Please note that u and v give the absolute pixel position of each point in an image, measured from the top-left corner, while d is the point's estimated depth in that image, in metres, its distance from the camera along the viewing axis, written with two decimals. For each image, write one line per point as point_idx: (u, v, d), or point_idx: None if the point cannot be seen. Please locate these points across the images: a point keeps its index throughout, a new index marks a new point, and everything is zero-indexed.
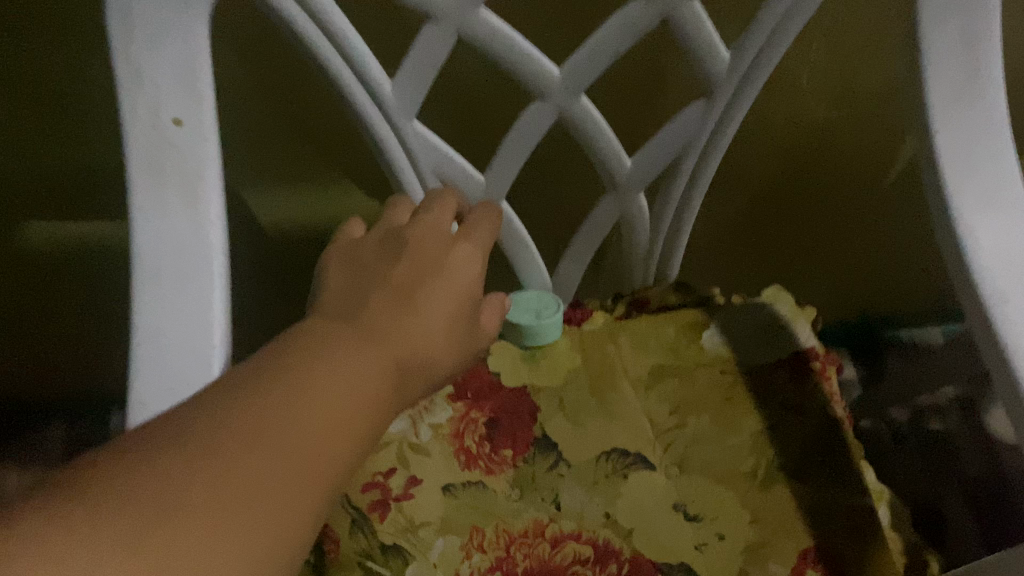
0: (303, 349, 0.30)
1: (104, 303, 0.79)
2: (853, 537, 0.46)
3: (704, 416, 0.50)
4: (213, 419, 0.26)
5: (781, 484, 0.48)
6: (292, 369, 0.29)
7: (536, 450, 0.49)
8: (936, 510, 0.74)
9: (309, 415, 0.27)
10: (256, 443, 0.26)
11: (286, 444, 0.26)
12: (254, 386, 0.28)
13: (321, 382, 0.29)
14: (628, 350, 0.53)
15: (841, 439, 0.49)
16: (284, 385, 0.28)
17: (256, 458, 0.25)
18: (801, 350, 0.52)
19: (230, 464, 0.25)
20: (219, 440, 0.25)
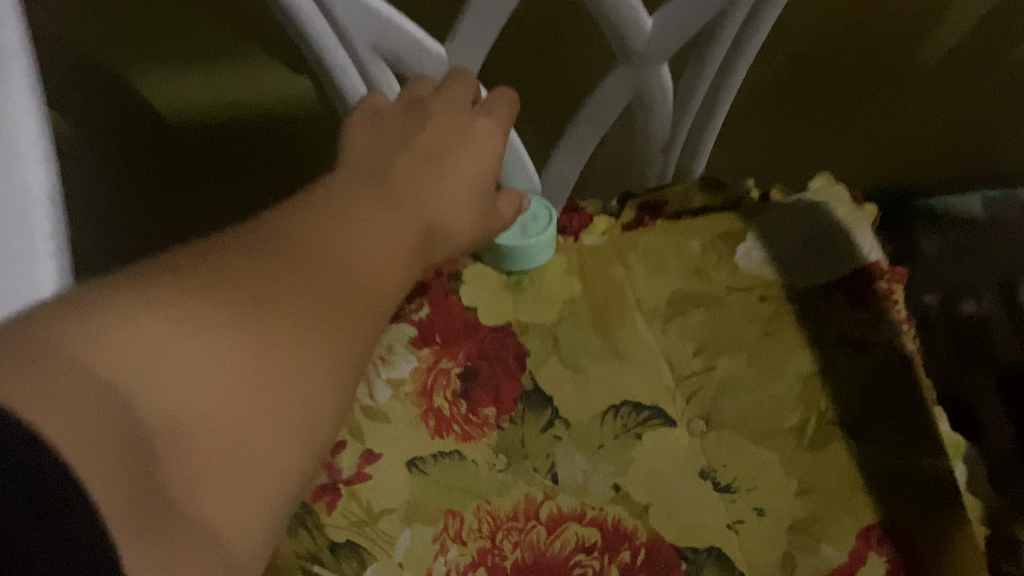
0: (330, 206, 0.29)
1: None
2: (927, 510, 0.37)
3: (738, 356, 0.39)
4: (263, 247, 0.27)
5: (836, 443, 0.38)
6: (329, 222, 0.28)
7: (526, 407, 0.39)
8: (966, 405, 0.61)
9: (355, 247, 0.28)
10: (295, 288, 0.26)
11: (308, 309, 0.26)
12: (291, 228, 0.28)
13: (361, 229, 0.29)
14: (640, 272, 0.41)
15: (913, 382, 0.39)
16: (325, 225, 0.28)
17: (291, 315, 0.25)
18: (864, 266, 0.40)
19: (272, 316, 0.25)
20: (247, 288, 0.25)
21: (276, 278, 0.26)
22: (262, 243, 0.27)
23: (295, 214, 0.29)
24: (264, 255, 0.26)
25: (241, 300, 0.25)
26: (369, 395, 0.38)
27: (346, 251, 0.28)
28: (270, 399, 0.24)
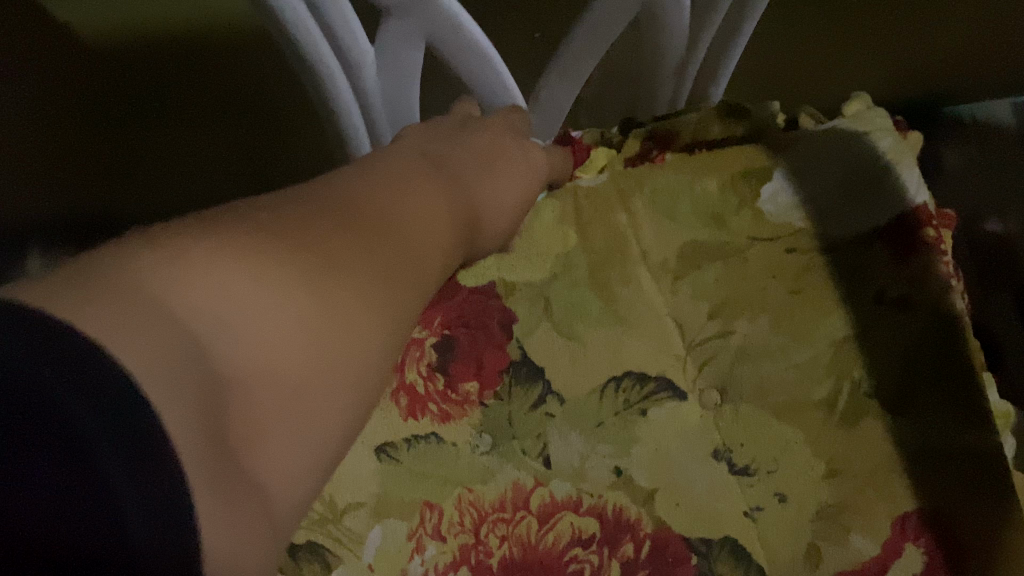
0: (397, 181, 0.26)
1: None
2: (971, 494, 0.32)
3: (760, 318, 0.34)
4: (343, 205, 0.24)
5: (871, 418, 0.33)
6: (393, 179, 0.26)
7: (513, 381, 0.33)
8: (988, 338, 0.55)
9: (415, 224, 0.25)
10: (374, 238, 0.23)
11: (392, 255, 0.23)
12: (362, 184, 0.25)
13: (422, 203, 0.26)
14: (645, 218, 0.35)
15: (960, 344, 0.33)
16: (387, 198, 0.25)
17: (370, 253, 0.23)
18: (907, 208, 0.34)
19: (349, 263, 0.22)
20: (344, 227, 0.23)
21: (357, 227, 0.23)
22: (337, 208, 0.23)
23: (376, 181, 0.26)
24: (346, 210, 0.23)
25: (323, 235, 0.22)
26: None
27: (408, 222, 0.25)
28: (344, 336, 0.21)
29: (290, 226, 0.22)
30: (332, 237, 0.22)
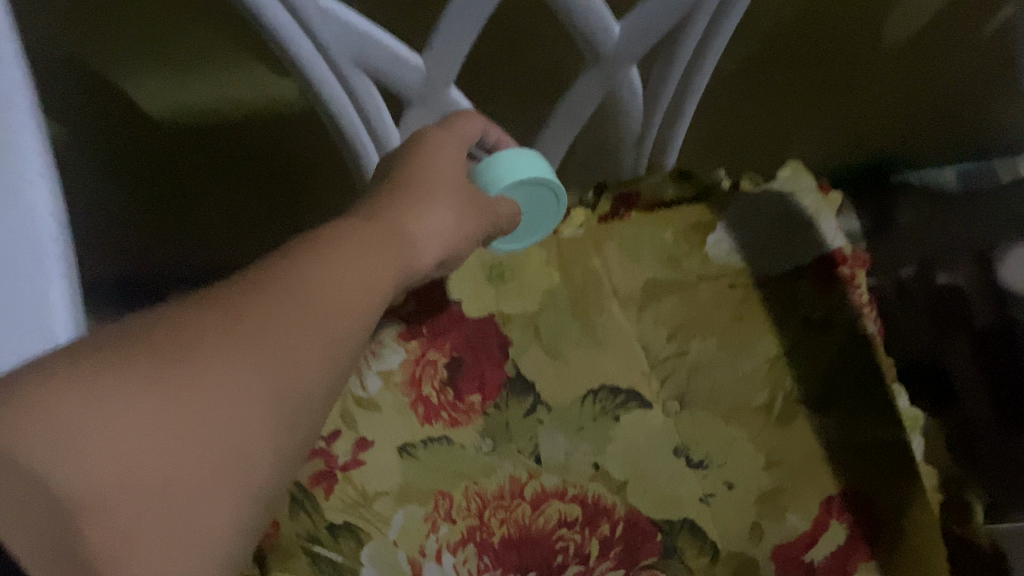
0: (336, 240, 0.27)
1: None
2: (884, 479, 0.39)
3: (709, 339, 0.42)
4: (264, 288, 0.24)
5: (802, 418, 0.40)
6: (335, 246, 0.26)
7: (510, 393, 0.41)
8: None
9: (338, 305, 0.25)
10: (291, 320, 0.23)
11: (308, 338, 0.23)
12: (292, 263, 0.25)
13: (346, 292, 0.25)
14: (616, 260, 0.43)
15: (873, 360, 0.41)
16: (314, 270, 0.25)
17: (280, 337, 0.23)
18: (827, 252, 0.43)
19: (258, 347, 0.22)
20: (253, 318, 0.23)
21: (274, 318, 0.23)
22: (269, 274, 0.24)
23: (309, 249, 0.26)
24: (267, 293, 0.24)
25: (239, 332, 0.22)
26: (361, 386, 0.40)
27: (323, 280, 0.25)
28: (237, 430, 0.21)
29: (216, 315, 0.23)
30: (234, 331, 0.22)
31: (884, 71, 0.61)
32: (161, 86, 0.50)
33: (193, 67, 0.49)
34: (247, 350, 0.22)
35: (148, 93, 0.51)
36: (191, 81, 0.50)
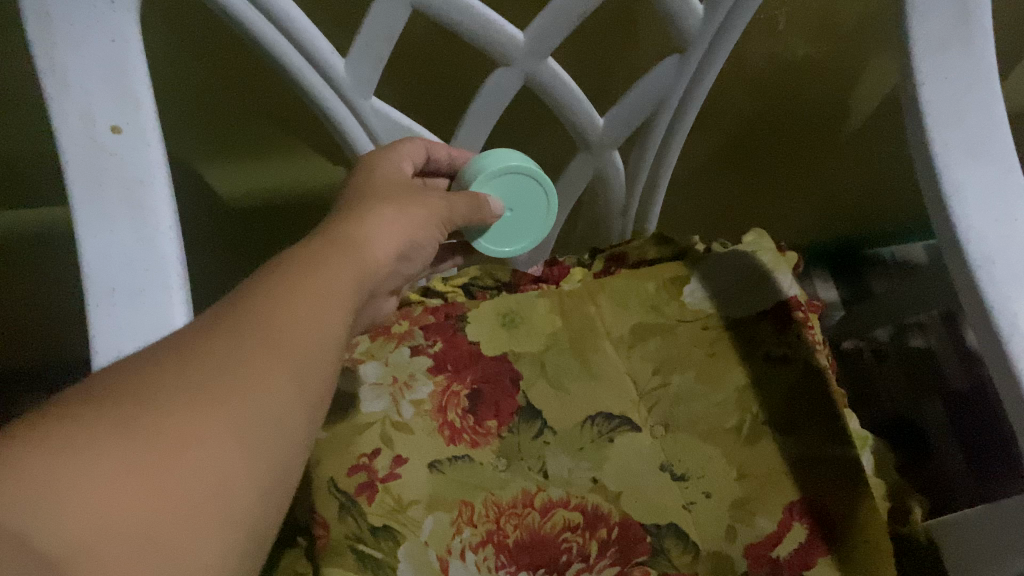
0: (308, 268, 0.31)
1: (51, 294, 0.73)
2: (838, 485, 0.46)
3: (688, 373, 0.50)
4: (235, 330, 0.28)
5: (767, 437, 0.48)
6: (306, 290, 0.30)
7: (521, 419, 0.49)
8: (938, 472, 0.73)
9: (304, 345, 0.28)
10: (261, 362, 0.27)
11: (274, 377, 0.27)
12: (260, 306, 0.29)
13: (314, 329, 0.29)
14: (608, 309, 0.52)
15: (824, 387, 0.49)
16: (280, 315, 0.29)
17: (248, 379, 0.26)
18: (784, 299, 0.52)
19: (225, 388, 0.26)
20: (223, 362, 0.26)
21: (244, 358, 0.27)
22: (237, 322, 0.28)
23: (279, 292, 0.29)
24: (235, 338, 0.27)
25: (211, 373, 0.26)
26: (397, 413, 0.48)
27: (290, 329, 0.29)
28: (211, 467, 0.24)
29: (189, 362, 0.26)
30: (205, 375, 0.26)
31: (832, 154, 0.75)
32: (237, 175, 0.63)
33: (265, 158, 0.61)
34: (213, 390, 0.25)
35: (229, 182, 0.63)
36: (262, 169, 0.62)
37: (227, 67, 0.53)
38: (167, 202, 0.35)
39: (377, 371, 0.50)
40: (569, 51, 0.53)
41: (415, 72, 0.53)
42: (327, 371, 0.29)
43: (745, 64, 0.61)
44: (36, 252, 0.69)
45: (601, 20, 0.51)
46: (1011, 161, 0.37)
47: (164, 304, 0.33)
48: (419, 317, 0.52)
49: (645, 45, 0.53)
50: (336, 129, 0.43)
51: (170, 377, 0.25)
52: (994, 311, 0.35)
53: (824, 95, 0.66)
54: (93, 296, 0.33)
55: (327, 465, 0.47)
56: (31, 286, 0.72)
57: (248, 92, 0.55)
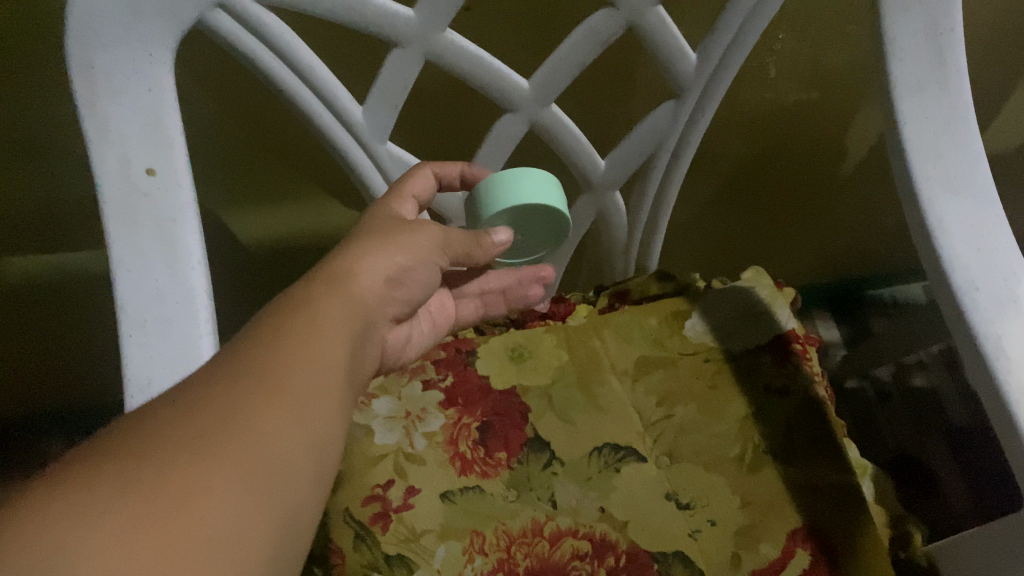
0: (303, 306, 0.32)
1: (77, 338, 0.76)
2: (840, 512, 0.47)
3: (691, 405, 0.52)
4: (236, 376, 0.28)
5: (768, 466, 0.49)
6: (303, 329, 0.31)
7: (530, 451, 0.50)
8: (944, 510, 0.72)
9: (306, 382, 0.29)
10: (264, 402, 0.27)
11: (278, 415, 0.28)
12: (257, 352, 0.29)
13: (314, 371, 0.30)
14: (613, 343, 0.54)
15: (823, 417, 0.51)
16: (280, 357, 0.29)
17: (251, 420, 0.27)
18: (781, 332, 0.54)
19: (232, 432, 0.26)
20: (227, 407, 0.27)
21: (248, 401, 0.27)
22: (239, 367, 0.29)
23: (275, 334, 0.30)
24: (239, 383, 0.28)
25: (216, 417, 0.26)
26: (410, 445, 0.50)
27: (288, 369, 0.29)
28: (224, 506, 0.24)
29: (194, 410, 0.26)
30: (209, 422, 0.26)
31: (827, 197, 0.78)
32: (257, 219, 0.66)
33: (283, 204, 0.64)
34: (221, 433, 0.26)
35: (249, 226, 0.66)
36: (281, 214, 0.65)
37: (251, 118, 0.56)
38: (196, 240, 0.37)
39: (391, 405, 0.52)
40: (571, 100, 0.56)
41: (427, 122, 0.56)
42: (331, 409, 0.30)
43: (739, 110, 0.64)
44: (65, 298, 0.71)
45: (601, 70, 0.54)
46: (989, 196, 0.39)
47: (192, 334, 0.35)
48: (430, 353, 0.55)
49: (644, 94, 0.56)
50: (353, 173, 0.46)
51: (176, 430, 0.26)
52: (979, 335, 0.36)
53: (816, 139, 0.69)
54: (126, 329, 0.34)
55: (343, 496, 0.48)
56: (58, 331, 0.75)
57: (269, 141, 0.58)
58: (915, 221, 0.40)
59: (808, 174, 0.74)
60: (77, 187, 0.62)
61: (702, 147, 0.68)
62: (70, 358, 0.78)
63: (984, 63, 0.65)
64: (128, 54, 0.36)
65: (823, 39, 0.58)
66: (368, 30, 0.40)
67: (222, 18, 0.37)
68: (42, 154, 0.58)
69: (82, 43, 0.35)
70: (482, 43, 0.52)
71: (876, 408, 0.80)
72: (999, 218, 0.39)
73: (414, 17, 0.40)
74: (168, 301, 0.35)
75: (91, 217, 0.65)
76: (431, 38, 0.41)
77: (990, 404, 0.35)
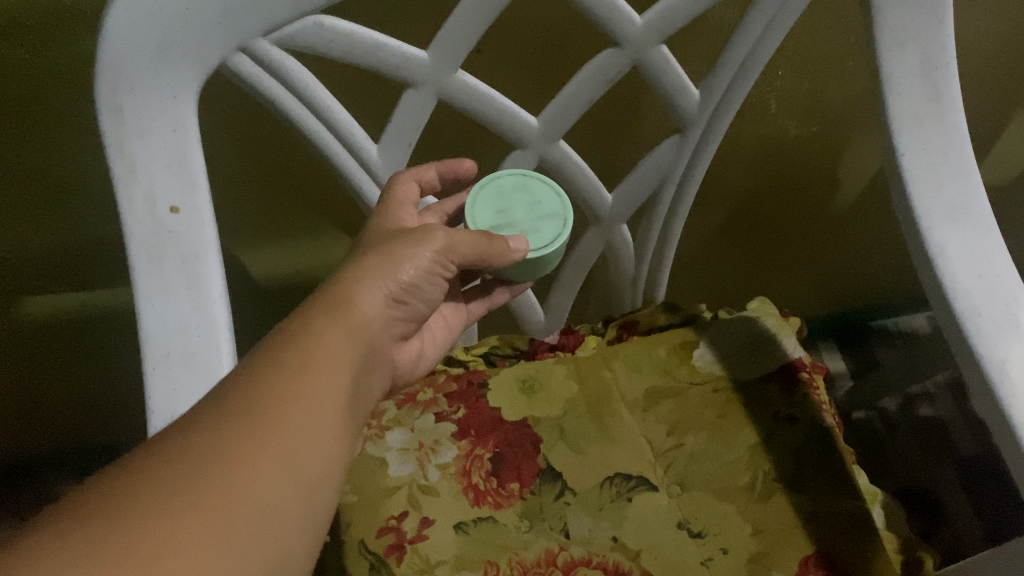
0: (300, 341, 0.32)
1: (93, 379, 0.77)
2: (851, 538, 0.48)
3: (701, 434, 0.52)
4: (224, 420, 0.28)
5: (779, 493, 0.50)
6: (296, 368, 0.31)
7: (542, 481, 0.51)
8: (954, 538, 0.72)
9: (294, 426, 0.29)
10: (249, 450, 0.27)
11: (261, 461, 0.27)
12: (246, 398, 0.29)
13: (303, 414, 0.30)
14: (622, 374, 0.55)
15: (831, 445, 0.51)
16: (270, 400, 0.29)
17: (233, 468, 0.26)
18: (788, 361, 0.55)
19: (212, 480, 0.26)
20: (210, 454, 0.27)
21: (236, 448, 0.27)
22: (229, 410, 0.28)
23: (266, 375, 0.30)
24: (224, 428, 0.28)
25: (198, 464, 0.26)
26: (423, 476, 0.51)
27: (279, 413, 0.29)
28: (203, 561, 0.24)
29: (177, 457, 0.26)
30: (187, 470, 0.26)
31: (830, 228, 0.79)
32: (270, 256, 0.67)
33: (297, 240, 0.66)
34: (201, 481, 0.26)
35: (263, 262, 0.68)
36: (295, 250, 0.67)
37: (267, 159, 0.57)
38: (219, 273, 0.38)
39: (405, 437, 0.52)
40: (578, 137, 0.58)
41: (439, 160, 0.58)
42: (320, 452, 0.30)
43: (740, 146, 0.66)
44: (81, 339, 0.72)
45: (607, 108, 0.56)
46: (989, 223, 0.40)
47: (212, 365, 0.36)
48: (443, 385, 0.55)
49: (648, 130, 0.58)
50: (368, 208, 0.47)
51: (157, 478, 0.25)
52: (984, 359, 0.37)
53: (817, 173, 0.71)
54: (149, 361, 0.36)
55: (358, 528, 0.48)
56: (74, 371, 0.76)
57: (284, 181, 0.59)
58: (916, 247, 0.41)
59: (810, 206, 0.75)
60: (98, 228, 0.63)
61: (706, 181, 0.70)
62: (85, 398, 0.79)
63: (979, 97, 0.67)
64: (154, 97, 0.37)
65: (821, 76, 0.60)
66: (383, 71, 0.42)
67: (244, 61, 0.38)
68: (65, 196, 0.60)
69: (111, 85, 0.36)
70: (492, 84, 0.54)
71: (884, 438, 0.80)
72: (997, 244, 0.40)
73: (428, 58, 0.42)
74: (190, 334, 0.36)
75: (109, 258, 0.66)
76: (443, 77, 0.43)
77: (997, 427, 0.36)
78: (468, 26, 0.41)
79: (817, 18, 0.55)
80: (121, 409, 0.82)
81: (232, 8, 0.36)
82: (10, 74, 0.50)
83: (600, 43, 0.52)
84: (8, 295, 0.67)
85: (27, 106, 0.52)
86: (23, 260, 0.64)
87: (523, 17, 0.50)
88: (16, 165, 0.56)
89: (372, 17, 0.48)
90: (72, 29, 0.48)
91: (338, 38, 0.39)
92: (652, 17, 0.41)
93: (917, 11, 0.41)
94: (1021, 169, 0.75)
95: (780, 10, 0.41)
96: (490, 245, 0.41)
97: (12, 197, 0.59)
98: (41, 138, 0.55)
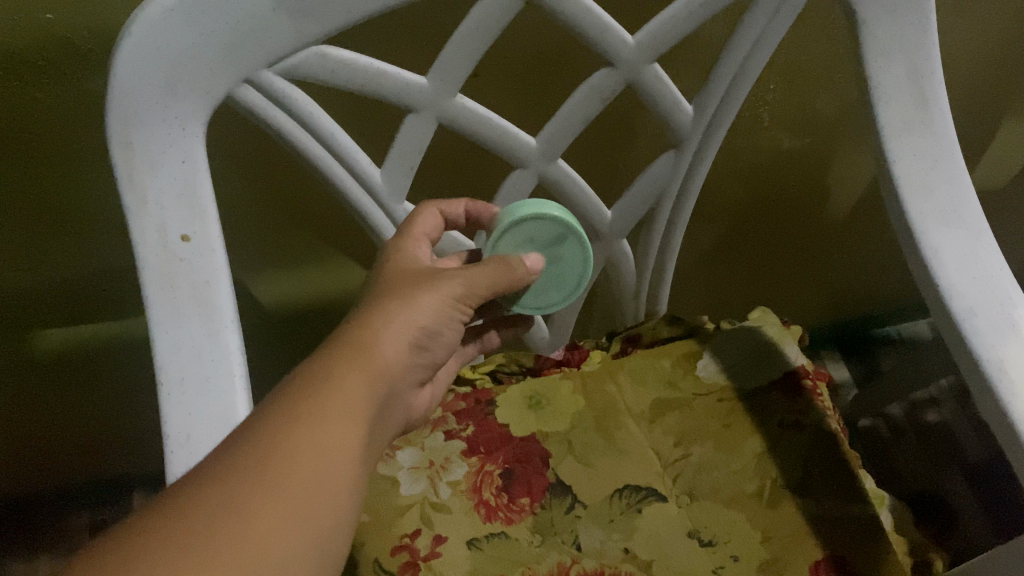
0: (327, 383, 0.33)
1: (106, 410, 0.78)
2: (860, 542, 0.48)
3: (707, 444, 0.53)
4: (241, 470, 0.28)
5: (787, 500, 0.50)
6: (314, 414, 0.31)
7: (553, 495, 0.51)
8: (964, 541, 0.73)
9: (310, 477, 0.29)
10: (263, 500, 0.27)
11: (279, 512, 0.28)
12: (263, 448, 0.29)
13: (321, 465, 0.30)
14: (628, 387, 0.56)
15: (836, 451, 0.52)
16: (288, 449, 0.29)
17: (245, 520, 0.27)
18: (792, 369, 0.56)
19: (224, 532, 0.26)
20: (222, 507, 0.27)
21: (251, 503, 0.27)
22: (247, 458, 0.29)
23: (284, 421, 0.30)
24: (244, 479, 0.28)
25: (212, 516, 0.26)
26: (434, 494, 0.51)
27: (295, 462, 0.29)
28: None
29: (192, 508, 0.27)
30: (199, 526, 0.26)
31: (826, 238, 0.80)
32: (277, 283, 0.68)
33: (303, 268, 0.67)
34: (211, 537, 0.26)
35: (270, 290, 0.69)
36: (302, 276, 0.68)
37: (273, 185, 0.58)
38: (230, 301, 0.39)
39: (415, 456, 0.53)
40: (576, 156, 0.59)
41: (443, 181, 0.59)
42: (337, 506, 0.30)
43: (736, 159, 0.67)
44: (94, 371, 0.73)
45: (603, 126, 0.57)
46: (980, 225, 0.41)
47: (227, 393, 0.36)
48: (451, 404, 0.56)
49: (644, 145, 0.59)
50: (372, 230, 0.48)
51: (171, 530, 0.26)
52: (982, 359, 0.37)
53: (813, 182, 0.72)
54: (163, 389, 0.36)
55: (372, 546, 0.49)
56: (84, 402, 0.76)
57: (291, 207, 0.60)
58: (909, 246, 0.41)
59: (808, 216, 0.76)
60: (109, 260, 0.64)
61: (704, 195, 0.71)
62: (98, 428, 0.80)
63: (967, 106, 0.68)
64: (164, 129, 0.38)
65: (812, 89, 0.61)
66: (385, 98, 0.43)
67: (249, 92, 0.39)
68: (79, 229, 0.61)
69: (122, 120, 0.37)
70: (492, 108, 0.55)
71: (890, 443, 0.81)
72: (989, 245, 0.40)
73: (428, 83, 0.43)
74: (204, 362, 0.37)
75: (119, 289, 0.67)
76: (442, 102, 0.44)
77: (998, 426, 0.36)
78: (465, 52, 0.42)
79: (805, 32, 0.56)
80: (133, 437, 0.82)
81: (236, 43, 0.37)
82: (22, 113, 0.51)
83: (594, 64, 0.54)
84: (22, 329, 0.68)
85: (39, 143, 0.54)
86: (37, 294, 0.65)
87: (519, 42, 0.51)
88: (26, 200, 0.57)
89: (372, 46, 0.49)
90: (83, 64, 0.49)
91: (339, 67, 0.40)
92: (644, 37, 0.42)
93: (902, 21, 0.42)
94: (1012, 174, 0.76)
95: (768, 25, 0.42)
96: (511, 271, 0.43)
97: (25, 232, 0.60)
98: (51, 173, 0.56)
